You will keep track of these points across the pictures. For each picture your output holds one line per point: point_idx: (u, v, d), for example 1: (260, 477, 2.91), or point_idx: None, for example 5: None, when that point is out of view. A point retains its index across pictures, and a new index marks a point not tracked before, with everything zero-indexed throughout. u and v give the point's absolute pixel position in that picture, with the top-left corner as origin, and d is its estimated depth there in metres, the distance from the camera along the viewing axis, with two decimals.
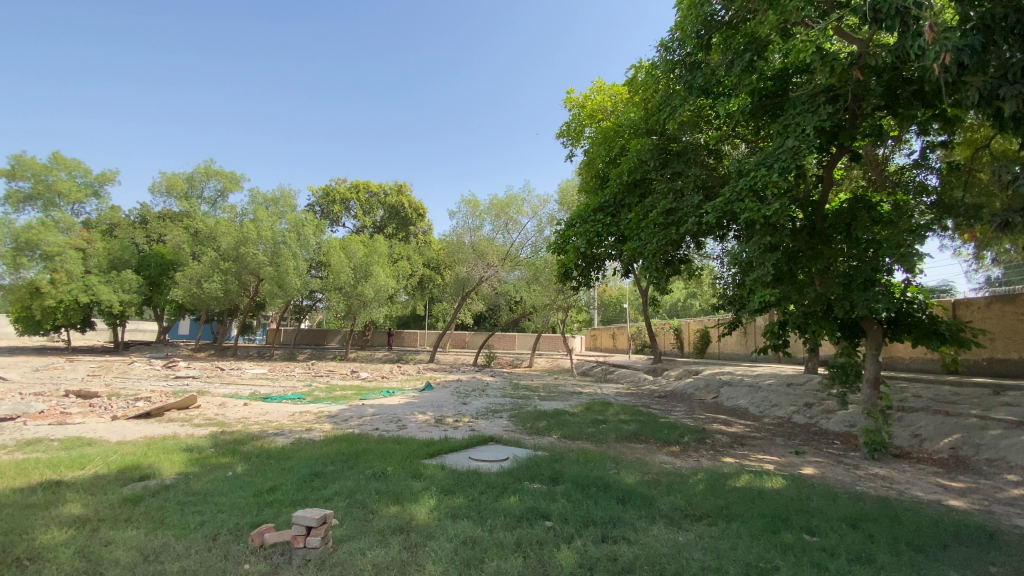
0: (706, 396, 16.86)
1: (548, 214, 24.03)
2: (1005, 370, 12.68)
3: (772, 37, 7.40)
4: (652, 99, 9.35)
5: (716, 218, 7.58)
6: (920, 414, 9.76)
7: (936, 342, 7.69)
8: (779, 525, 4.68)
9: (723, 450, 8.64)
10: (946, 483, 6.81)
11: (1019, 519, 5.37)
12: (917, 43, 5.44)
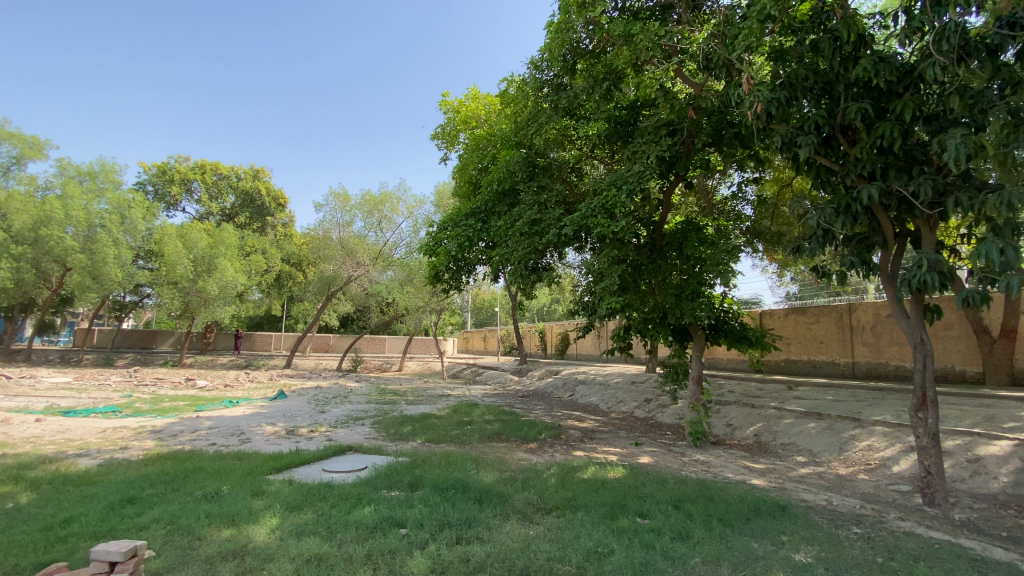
0: (565, 395, 18.00)
1: (423, 214, 23.67)
2: (796, 369, 15.59)
3: (626, 71, 8.26)
4: (522, 113, 9.79)
5: (574, 230, 8.19)
6: (734, 407, 11.58)
7: (744, 345, 9.17)
8: (618, 512, 5.17)
9: (575, 445, 9.33)
10: (751, 465, 8.14)
11: (802, 493, 6.62)
12: (737, 94, 6.46)
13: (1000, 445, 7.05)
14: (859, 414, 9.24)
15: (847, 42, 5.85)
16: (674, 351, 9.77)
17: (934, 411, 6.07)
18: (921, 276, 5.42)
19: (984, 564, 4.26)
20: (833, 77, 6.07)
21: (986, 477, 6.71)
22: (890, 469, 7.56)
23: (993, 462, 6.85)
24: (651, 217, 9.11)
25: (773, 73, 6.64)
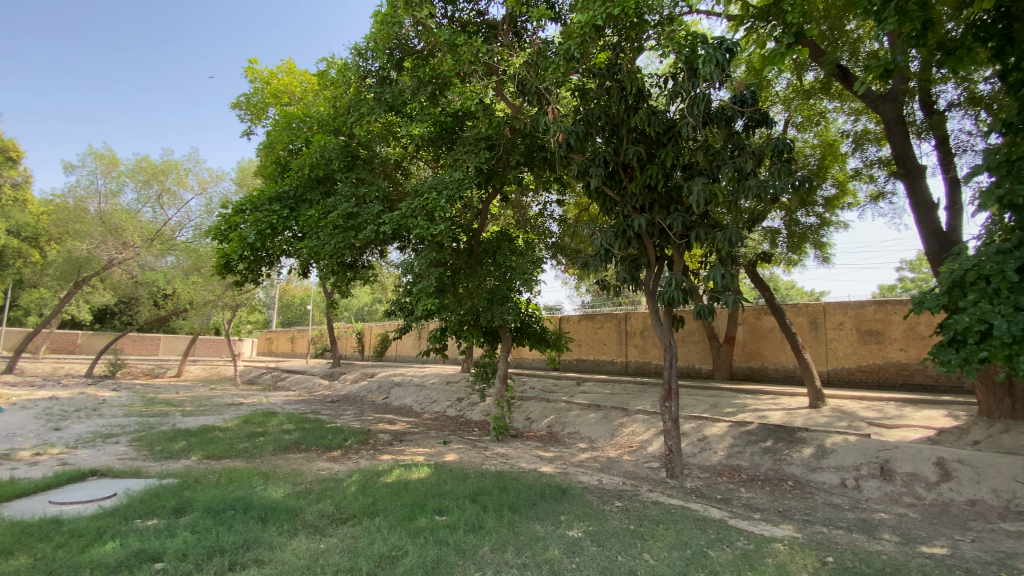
0: (377, 398, 17.47)
1: (220, 194, 20.50)
2: (586, 368, 17.83)
3: (450, 80, 8.52)
4: (341, 99, 9.25)
5: (391, 230, 8.04)
6: (533, 402, 12.72)
7: (544, 346, 10.15)
8: (417, 512, 5.21)
9: (382, 449, 9.11)
10: (542, 455, 9.03)
11: (580, 476, 7.58)
12: (544, 121, 7.26)
13: (719, 425, 9.12)
14: (629, 405, 11.01)
15: (630, 94, 7.04)
16: (485, 352, 10.32)
17: (676, 400, 7.56)
18: (670, 293, 6.75)
19: (702, 520, 5.46)
20: (619, 121, 7.20)
21: (709, 451, 8.61)
22: (647, 450, 9.17)
23: (714, 439, 8.83)
24: (469, 223, 9.48)
25: (575, 108, 7.60)
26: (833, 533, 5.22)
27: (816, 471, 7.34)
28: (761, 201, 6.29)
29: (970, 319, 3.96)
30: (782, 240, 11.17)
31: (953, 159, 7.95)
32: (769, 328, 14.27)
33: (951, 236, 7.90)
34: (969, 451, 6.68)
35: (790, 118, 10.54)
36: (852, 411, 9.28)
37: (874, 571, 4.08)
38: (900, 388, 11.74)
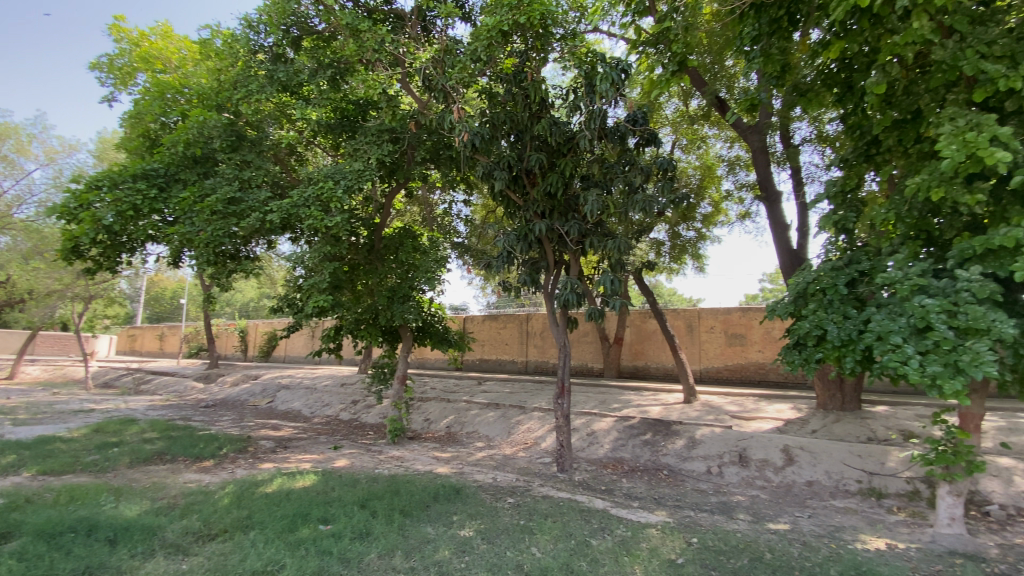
0: (262, 401, 16.11)
1: (72, 166, 17.54)
2: (486, 367, 18.01)
3: (352, 65, 8.14)
4: (226, 73, 8.42)
5: (280, 219, 7.45)
6: (432, 403, 12.56)
7: (446, 345, 10.05)
8: (298, 523, 4.88)
9: (264, 457, 8.41)
10: (438, 456, 8.95)
11: (475, 475, 7.63)
12: (449, 119, 7.22)
13: (606, 421, 9.70)
14: (525, 403, 11.30)
15: (533, 102, 7.27)
16: (385, 351, 10.01)
17: (569, 398, 7.89)
18: (565, 296, 7.04)
19: (587, 511, 5.75)
20: (523, 127, 7.39)
21: (596, 445, 9.13)
22: (540, 446, 9.49)
23: (601, 433, 9.37)
24: (369, 217, 9.09)
25: (481, 109, 7.65)
26: (699, 516, 5.79)
27: (688, 460, 8.10)
28: (645, 214, 6.78)
29: (810, 325, 4.60)
30: (666, 251, 12.20)
31: (802, 187, 9.23)
32: (652, 329, 15.50)
33: (799, 253, 9.17)
34: (807, 438, 7.78)
35: (676, 139, 11.55)
36: (718, 405, 10.38)
37: (730, 547, 4.59)
38: (758, 384, 13.38)
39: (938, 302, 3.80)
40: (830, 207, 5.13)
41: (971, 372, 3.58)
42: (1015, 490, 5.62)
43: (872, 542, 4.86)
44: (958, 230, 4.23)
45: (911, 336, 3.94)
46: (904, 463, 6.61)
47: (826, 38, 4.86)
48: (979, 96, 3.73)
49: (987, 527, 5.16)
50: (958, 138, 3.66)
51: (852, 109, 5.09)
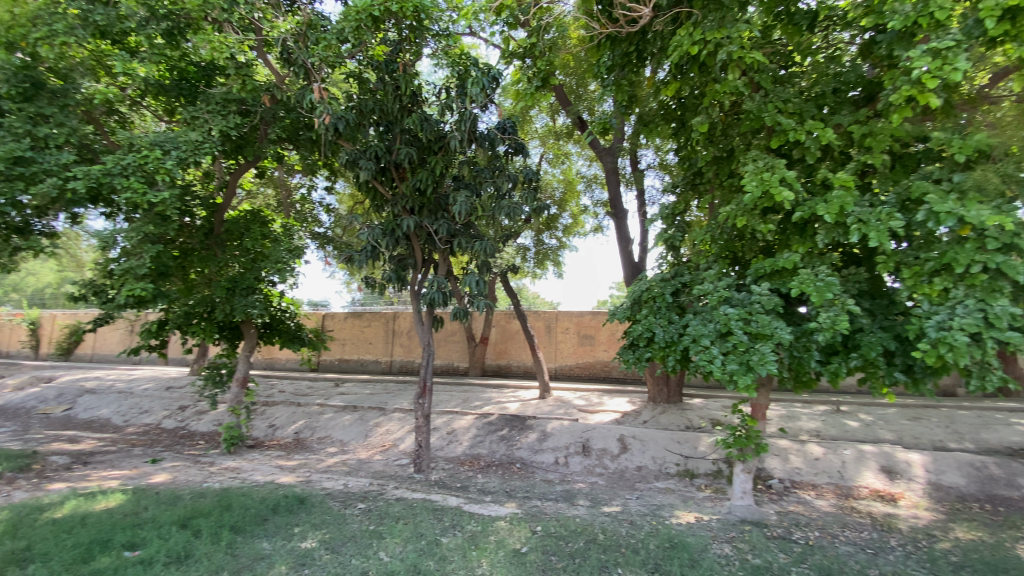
0: (55, 410, 13.19)
1: None
2: (347, 367, 17.07)
3: (195, 22, 7.13)
4: (23, 4, 6.67)
5: (85, 189, 6.19)
6: (279, 406, 11.51)
7: (297, 344, 9.22)
8: (94, 552, 4.09)
9: (51, 476, 6.89)
10: (283, 464, 8.22)
11: (324, 482, 7.16)
12: (309, 99, 6.72)
13: (465, 418, 9.82)
14: (385, 404, 10.95)
15: (404, 94, 7.11)
16: (224, 349, 8.92)
17: (429, 397, 7.81)
18: (430, 295, 6.97)
19: (440, 510, 5.75)
20: (392, 118, 7.17)
21: (455, 443, 9.19)
22: (398, 448, 9.26)
23: (460, 431, 9.45)
24: (209, 196, 8.00)
25: (348, 93, 7.26)
26: (546, 506, 6.16)
27: (539, 453, 8.58)
28: (509, 218, 6.98)
29: (643, 327, 5.21)
30: (530, 256, 12.80)
31: (645, 207, 10.40)
32: (515, 330, 16.14)
33: (640, 265, 10.30)
34: (640, 428, 8.75)
35: (544, 151, 12.21)
36: (569, 401, 11.17)
37: (569, 532, 4.96)
38: (603, 381, 14.70)
39: (737, 311, 4.55)
40: (663, 225, 5.84)
41: (757, 369, 4.35)
42: (788, 466, 6.98)
43: (685, 516, 5.64)
44: (755, 253, 5.10)
45: (718, 339, 4.66)
46: (712, 447, 7.80)
47: (667, 77, 5.51)
48: (775, 144, 4.53)
49: (767, 497, 6.32)
50: (758, 177, 4.41)
51: (684, 143, 5.85)
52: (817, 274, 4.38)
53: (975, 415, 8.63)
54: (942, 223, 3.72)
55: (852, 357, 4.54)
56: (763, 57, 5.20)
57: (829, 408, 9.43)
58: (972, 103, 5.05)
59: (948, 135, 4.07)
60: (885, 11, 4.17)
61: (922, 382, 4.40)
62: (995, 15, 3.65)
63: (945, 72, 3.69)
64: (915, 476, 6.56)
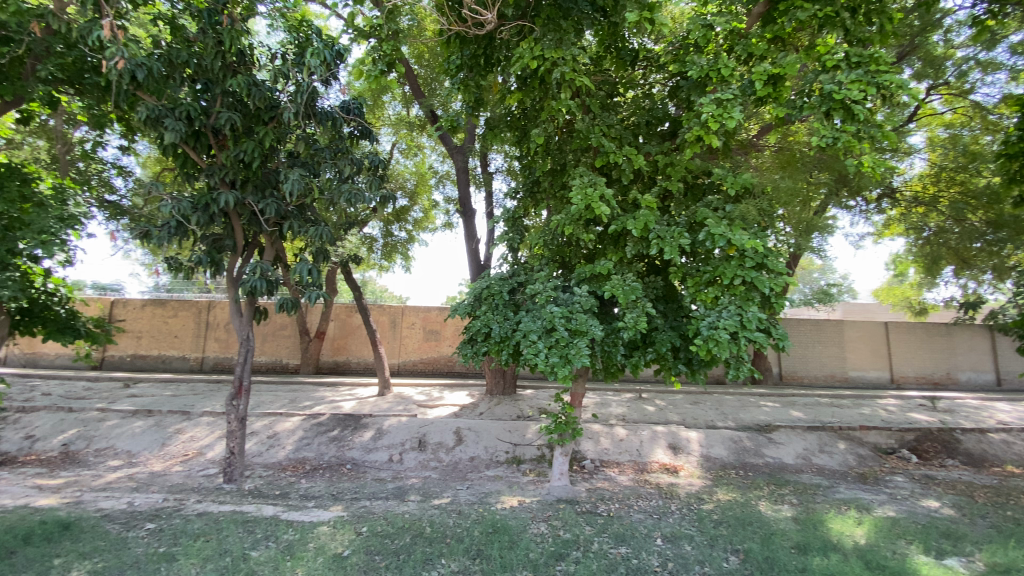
0: None
1: None
2: (143, 365, 14.41)
3: None
4: None
5: None
6: (41, 413, 9.20)
7: (68, 337, 7.40)
8: None
9: None
10: (41, 484, 6.58)
11: (102, 502, 5.93)
12: (96, 35, 5.50)
13: (291, 420, 9.02)
14: (192, 407, 9.49)
15: (228, 52, 6.23)
16: None
17: (247, 398, 6.96)
18: (252, 282, 6.21)
19: (250, 521, 5.19)
20: (213, 77, 6.27)
21: (276, 448, 8.37)
22: (205, 457, 8.10)
23: (283, 434, 8.64)
24: None
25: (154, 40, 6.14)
26: (374, 505, 5.98)
27: (372, 452, 8.30)
28: (349, 205, 6.56)
29: (479, 323, 5.39)
30: (377, 247, 12.32)
31: (492, 208, 10.76)
32: (356, 325, 15.37)
33: (485, 264, 10.64)
34: (474, 420, 9.03)
35: (395, 141, 11.86)
36: (407, 397, 11.02)
37: (395, 529, 4.89)
38: (445, 376, 14.85)
39: (561, 310, 4.98)
40: (504, 227, 6.13)
41: (573, 361, 4.81)
42: (598, 447, 7.89)
43: (509, 501, 5.98)
44: (580, 259, 5.65)
45: (543, 335, 5.04)
46: (538, 435, 8.43)
47: (511, 85, 5.78)
48: (599, 163, 5.07)
49: (581, 476, 7.05)
50: (583, 191, 4.88)
51: (524, 151, 6.18)
52: (626, 280, 5.01)
53: (736, 399, 10.80)
54: (715, 242, 4.55)
55: (649, 352, 5.31)
56: (595, 82, 5.76)
57: (634, 395, 10.91)
58: (744, 149, 6.28)
59: (726, 172, 4.99)
60: (687, 61, 4.94)
61: (697, 372, 5.30)
62: (759, 80, 4.58)
63: (723, 119, 4.51)
64: (693, 450, 7.94)
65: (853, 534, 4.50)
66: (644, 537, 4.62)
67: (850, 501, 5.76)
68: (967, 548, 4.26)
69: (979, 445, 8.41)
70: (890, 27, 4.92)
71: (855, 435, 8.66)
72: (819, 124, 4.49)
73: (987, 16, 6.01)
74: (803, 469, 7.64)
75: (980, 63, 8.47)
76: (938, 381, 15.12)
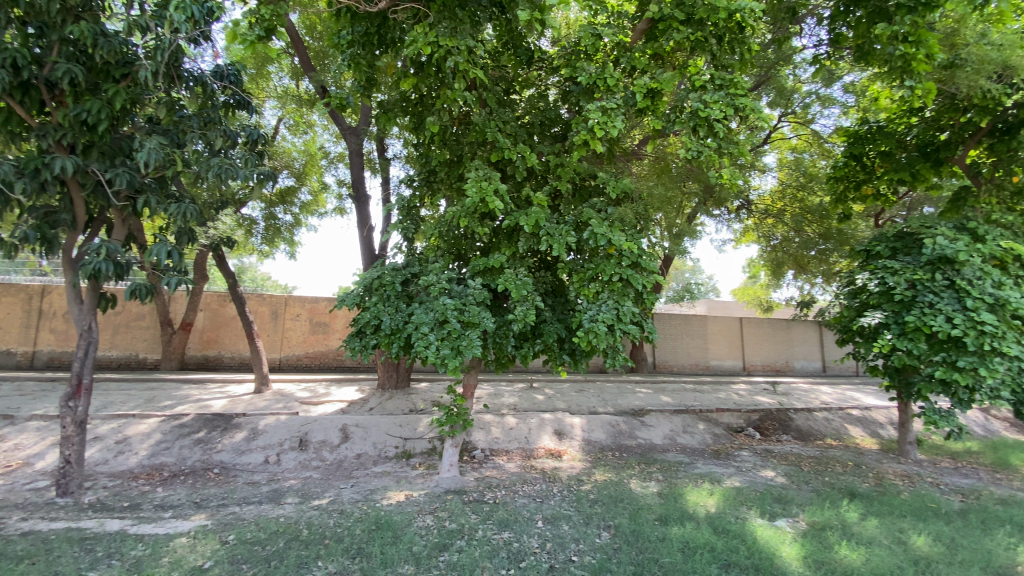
0: None
1: None
2: None
3: None
4: None
5: None
6: None
7: None
8: None
9: None
10: None
11: None
12: None
13: (146, 422, 7.95)
14: (15, 410, 7.98)
15: None
16: None
17: (87, 399, 5.98)
18: (95, 264, 5.30)
19: (89, 539, 4.49)
20: (47, 20, 5.28)
21: (126, 454, 7.34)
22: (31, 469, 6.84)
23: (136, 438, 7.60)
24: None
25: None
26: (244, 511, 5.50)
27: (244, 454, 7.63)
28: (219, 181, 5.88)
29: (369, 315, 5.16)
30: (257, 231, 11.28)
31: (388, 196, 10.38)
32: (231, 315, 13.96)
33: (378, 253, 10.24)
34: (363, 415, 8.70)
35: (282, 116, 10.94)
36: (289, 393, 10.28)
37: (267, 535, 4.54)
38: (333, 370, 14.09)
39: (454, 302, 4.96)
40: (397, 217, 5.94)
41: (464, 353, 4.80)
42: (489, 437, 8.03)
43: (395, 496, 5.85)
44: (474, 252, 5.67)
45: (435, 327, 4.96)
46: (429, 428, 8.36)
47: (405, 69, 5.59)
48: (493, 158, 5.12)
49: (470, 466, 7.13)
50: (478, 184, 4.89)
51: (420, 139, 6.03)
52: (517, 275, 5.13)
53: (616, 387, 11.65)
54: (598, 242, 4.83)
55: (537, 343, 5.51)
56: (491, 77, 5.80)
57: (525, 385, 11.29)
58: (628, 156, 6.75)
59: (609, 176, 5.33)
60: (577, 67, 5.18)
61: (580, 362, 5.58)
62: (640, 92, 4.95)
63: (607, 127, 4.81)
64: (577, 435, 8.42)
65: (706, 503, 5.08)
66: (527, 521, 4.80)
67: (706, 474, 6.50)
68: (791, 509, 5.03)
69: (806, 421, 9.98)
70: (748, 57, 5.58)
71: (713, 416, 9.80)
72: (687, 138, 4.97)
73: (824, 59, 7.06)
74: (670, 449, 8.47)
75: (819, 99, 9.96)
76: (779, 369, 17.65)
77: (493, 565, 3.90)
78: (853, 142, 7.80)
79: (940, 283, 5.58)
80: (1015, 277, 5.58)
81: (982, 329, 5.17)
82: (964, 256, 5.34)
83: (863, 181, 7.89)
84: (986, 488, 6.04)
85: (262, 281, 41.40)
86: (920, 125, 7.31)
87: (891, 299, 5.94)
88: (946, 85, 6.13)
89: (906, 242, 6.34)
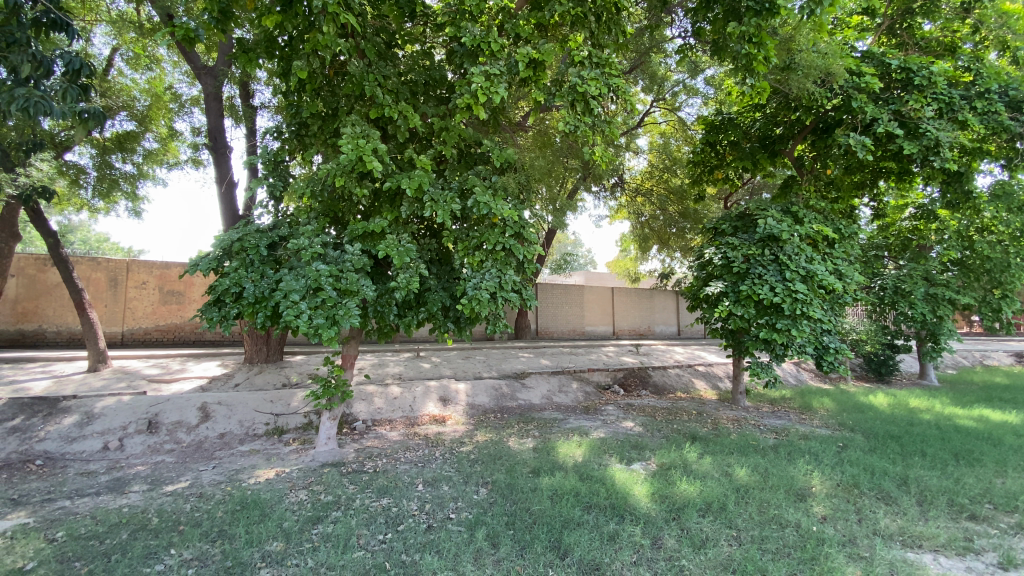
0: None
1: None
2: None
3: None
4: None
5: None
6: None
7: None
8: None
9: None
10: None
11: None
12: None
13: None
14: None
15: None
16: None
17: None
18: None
19: None
20: None
21: None
22: None
23: None
24: None
25: None
26: (76, 504, 4.77)
27: (77, 441, 6.59)
28: (26, 117, 4.74)
29: (229, 282, 4.65)
30: (87, 181, 9.43)
31: (254, 148, 9.33)
32: (54, 283, 11.73)
33: (241, 213, 9.27)
34: (225, 393, 7.95)
35: (117, 45, 9.20)
36: (136, 371, 9.06)
37: (107, 527, 4.01)
38: (190, 345, 12.67)
39: (329, 268, 4.66)
40: (264, 172, 5.39)
41: (341, 323, 4.55)
42: (371, 407, 7.85)
43: (264, 474, 5.51)
44: (354, 216, 5.35)
45: (307, 295, 4.61)
46: (304, 402, 7.91)
47: (270, 5, 4.97)
48: (372, 114, 4.83)
49: (350, 437, 6.93)
50: (354, 141, 4.59)
51: (289, 86, 5.43)
52: (400, 241, 4.93)
53: (500, 353, 12.10)
54: (481, 210, 4.82)
55: (421, 311, 5.44)
56: (370, 27, 5.43)
57: (411, 354, 11.24)
58: (513, 125, 6.82)
59: (493, 145, 5.29)
60: (461, 27, 5.07)
61: (463, 330, 5.57)
62: (522, 61, 4.97)
63: (490, 93, 4.77)
64: (460, 401, 8.60)
65: (575, 454, 5.54)
66: (406, 486, 4.82)
67: (576, 428, 7.07)
68: (645, 453, 5.69)
69: (662, 377, 11.29)
70: (622, 39, 5.89)
71: (585, 375, 10.67)
72: (565, 113, 5.14)
73: (688, 49, 7.68)
74: (546, 407, 9.03)
75: (685, 88, 10.92)
76: (643, 333, 19.63)
77: (370, 531, 3.88)
78: (710, 130, 8.89)
79: (767, 257, 6.55)
80: (822, 254, 6.70)
81: (795, 297, 6.17)
82: (786, 235, 6.34)
83: (715, 167, 9.11)
84: (792, 427, 7.36)
85: (97, 244, 35.47)
86: (761, 119, 8.40)
87: (730, 271, 6.88)
88: (782, 84, 7.07)
89: (745, 222, 7.35)
